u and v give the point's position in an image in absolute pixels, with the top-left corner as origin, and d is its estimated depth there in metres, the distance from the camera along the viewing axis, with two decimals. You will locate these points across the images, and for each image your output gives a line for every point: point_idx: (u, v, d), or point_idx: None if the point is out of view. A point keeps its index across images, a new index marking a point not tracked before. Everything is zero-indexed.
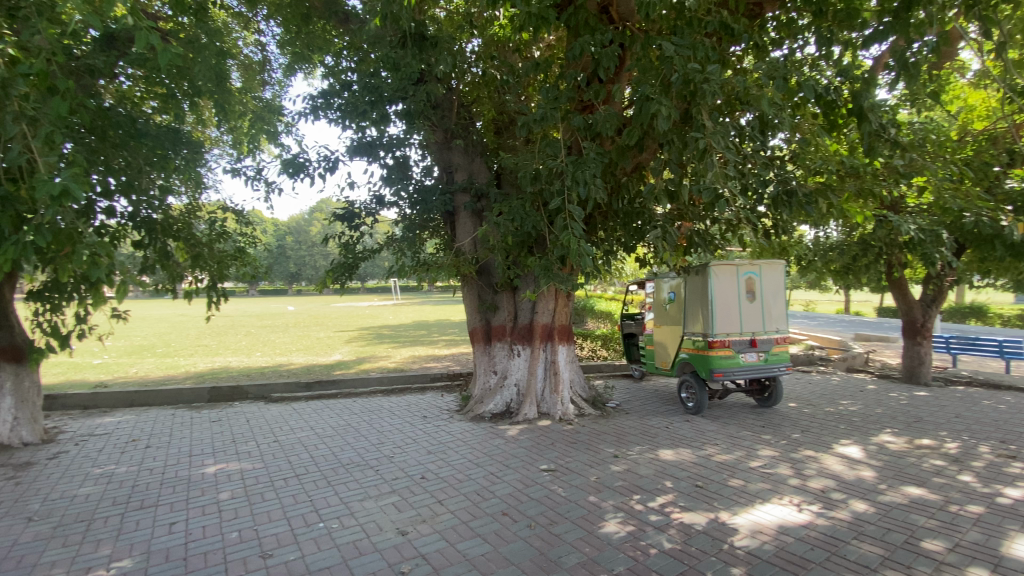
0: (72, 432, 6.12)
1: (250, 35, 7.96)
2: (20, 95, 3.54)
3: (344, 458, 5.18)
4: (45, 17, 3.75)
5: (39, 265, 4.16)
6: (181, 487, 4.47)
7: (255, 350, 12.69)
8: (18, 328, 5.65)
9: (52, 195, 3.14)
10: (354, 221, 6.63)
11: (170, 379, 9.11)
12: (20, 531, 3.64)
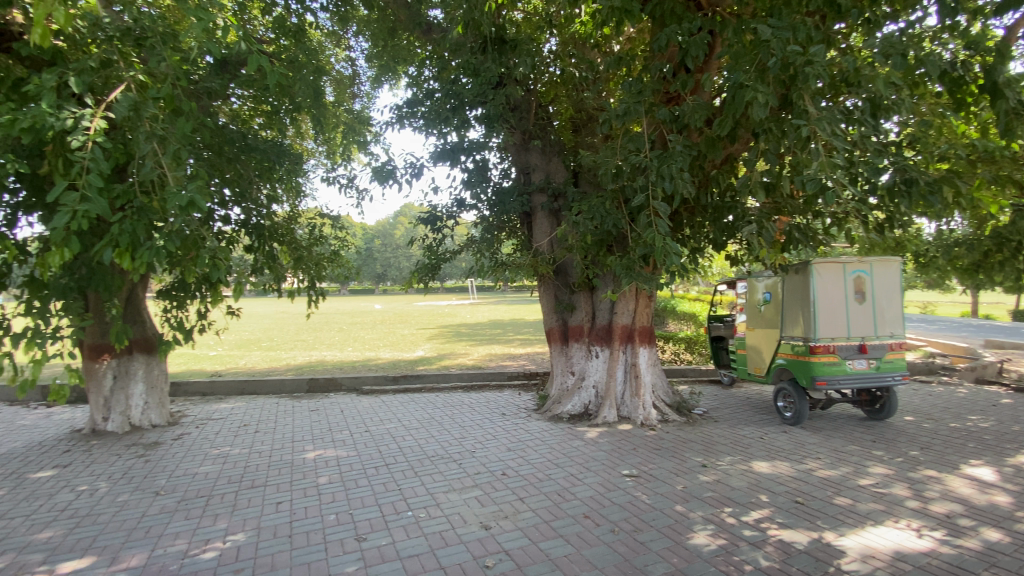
0: (194, 416, 6.89)
1: (342, 51, 8.51)
2: (151, 117, 4.00)
3: (429, 451, 5.38)
4: (169, 45, 4.20)
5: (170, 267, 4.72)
6: (285, 470, 4.87)
7: (346, 345, 13.57)
8: (148, 323, 6.43)
9: (181, 205, 3.55)
10: (437, 224, 6.86)
11: (274, 371, 9.98)
12: (155, 501, 4.15)
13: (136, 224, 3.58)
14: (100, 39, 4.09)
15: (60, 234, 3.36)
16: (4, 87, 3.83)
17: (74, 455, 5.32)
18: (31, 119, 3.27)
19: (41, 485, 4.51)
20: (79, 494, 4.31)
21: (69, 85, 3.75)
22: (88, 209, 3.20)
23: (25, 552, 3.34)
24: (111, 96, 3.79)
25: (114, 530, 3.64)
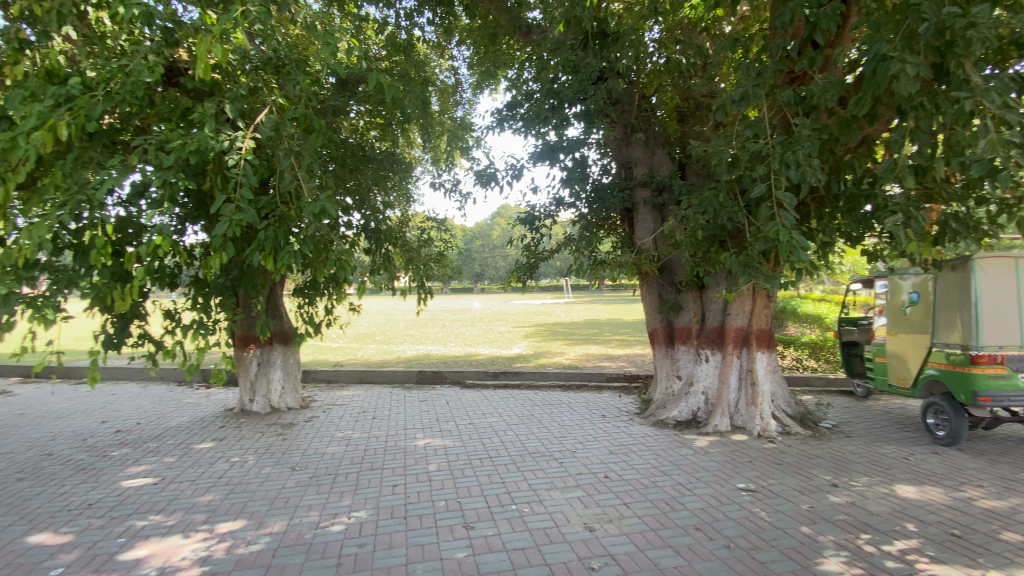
0: (321, 401, 7.67)
1: (445, 62, 8.91)
2: (289, 135, 4.49)
3: (530, 447, 5.45)
4: (301, 70, 4.70)
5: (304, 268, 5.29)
6: (399, 455, 5.23)
7: (449, 341, 14.22)
8: (285, 318, 7.22)
9: (315, 213, 3.96)
10: (535, 223, 6.91)
11: (386, 363, 10.77)
12: (291, 476, 4.67)
13: (277, 231, 4.05)
14: (248, 69, 4.69)
15: (219, 240, 3.90)
16: (178, 117, 4.53)
17: (228, 431, 6.18)
18: (198, 143, 3.83)
19: (204, 455, 5.29)
20: (232, 464, 4.98)
21: (225, 111, 4.33)
22: (241, 218, 3.68)
23: (193, 511, 3.92)
24: (258, 119, 4.31)
25: (260, 498, 4.15)
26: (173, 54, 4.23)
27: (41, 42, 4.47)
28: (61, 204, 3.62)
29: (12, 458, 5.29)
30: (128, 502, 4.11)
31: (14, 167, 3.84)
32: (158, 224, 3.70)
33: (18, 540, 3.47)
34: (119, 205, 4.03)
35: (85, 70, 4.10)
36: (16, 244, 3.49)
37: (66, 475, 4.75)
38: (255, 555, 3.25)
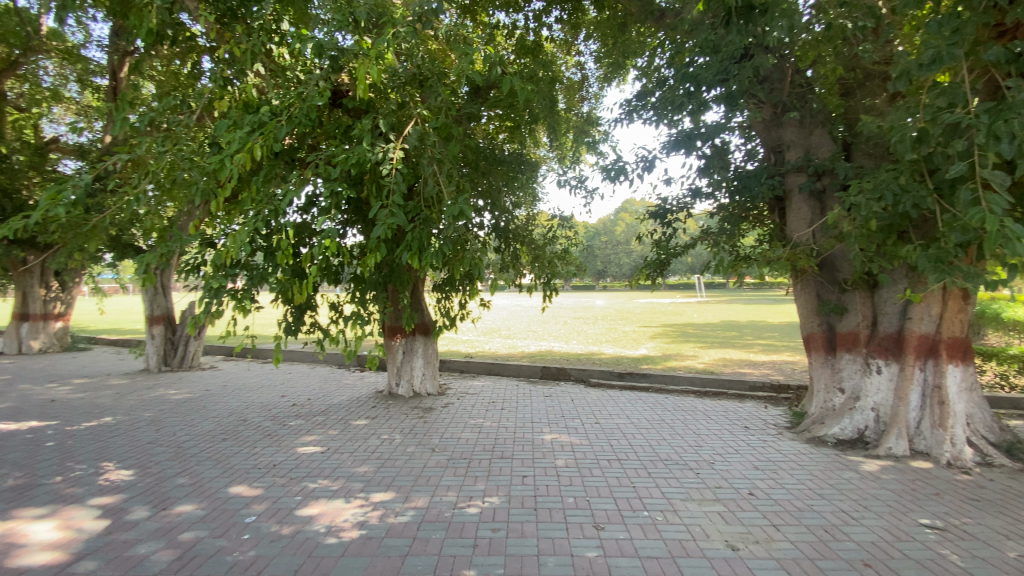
0: (456, 389, 8.22)
1: (572, 59, 8.87)
2: (432, 144, 4.83)
3: (662, 453, 5.22)
4: (442, 82, 5.04)
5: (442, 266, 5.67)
6: (529, 447, 5.37)
7: (573, 339, 14.21)
8: (425, 311, 7.81)
9: (454, 213, 4.19)
10: (667, 218, 6.47)
11: (512, 357, 11.12)
12: (431, 457, 5.05)
13: (421, 232, 4.39)
14: (397, 85, 5.14)
15: (374, 242, 4.36)
16: (341, 134, 5.14)
17: (378, 410, 6.92)
18: (358, 156, 4.28)
19: (359, 430, 5.98)
20: (382, 441, 5.55)
21: (379, 126, 4.77)
22: (394, 222, 4.05)
23: (351, 479, 4.44)
24: (406, 131, 4.68)
25: (405, 474, 4.57)
26: (338, 78, 4.78)
27: (241, 79, 5.39)
28: (255, 212, 4.33)
29: (220, 421, 6.52)
30: (302, 466, 4.81)
31: (223, 184, 4.68)
32: (326, 229, 4.26)
33: (225, 489, 4.25)
34: (297, 212, 4.70)
35: (271, 99, 4.83)
36: (225, 247, 4.26)
37: (257, 438, 5.72)
38: (403, 526, 3.58)
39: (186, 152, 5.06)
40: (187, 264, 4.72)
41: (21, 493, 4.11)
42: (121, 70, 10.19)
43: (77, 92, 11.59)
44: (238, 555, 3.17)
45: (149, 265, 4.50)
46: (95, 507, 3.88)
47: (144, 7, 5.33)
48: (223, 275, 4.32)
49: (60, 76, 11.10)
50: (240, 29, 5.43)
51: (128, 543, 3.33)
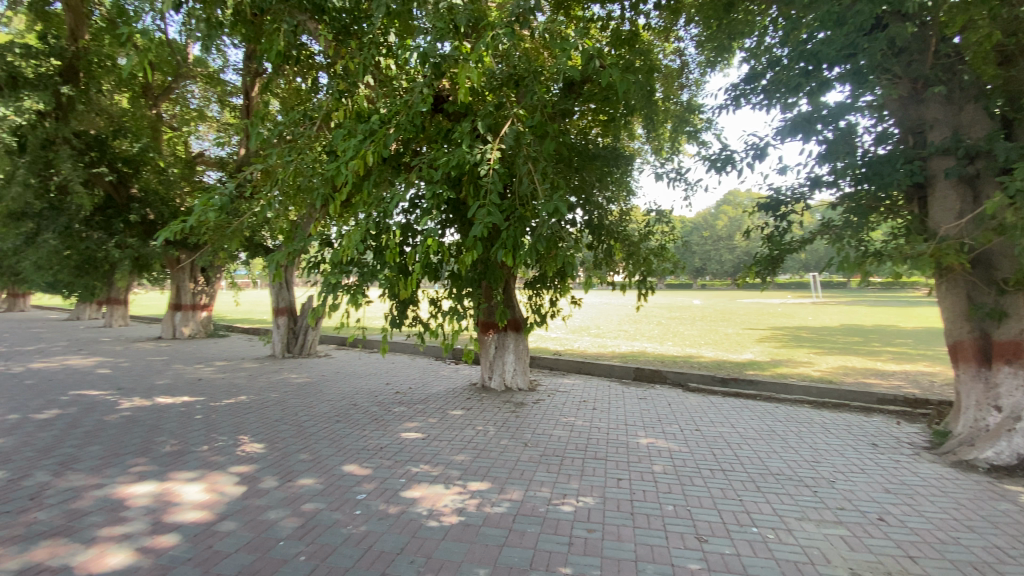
0: (547, 386, 8.27)
1: (670, 45, 8.47)
2: (529, 143, 4.87)
3: (772, 467, 4.83)
4: (538, 81, 5.04)
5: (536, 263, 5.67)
6: (623, 450, 5.25)
7: (668, 339, 13.64)
8: (517, 308, 7.91)
9: (551, 211, 4.20)
10: (782, 210, 5.83)
11: (603, 356, 10.94)
12: (524, 451, 5.13)
13: (516, 230, 4.42)
14: (495, 87, 5.24)
15: (472, 240, 4.49)
16: (442, 138, 5.37)
17: (473, 402, 7.17)
18: (458, 158, 4.40)
19: (456, 421, 6.24)
20: (477, 432, 5.73)
21: (478, 127, 4.88)
22: (491, 221, 4.11)
23: (450, 467, 4.65)
24: (503, 132, 4.76)
25: (500, 466, 4.68)
26: (439, 83, 4.95)
27: (353, 91, 5.82)
28: (367, 214, 4.67)
29: (334, 404, 7.17)
30: (405, 450, 5.13)
31: (338, 188, 5.10)
32: (428, 229, 4.46)
33: (339, 466, 4.66)
34: (402, 214, 4.99)
35: (380, 108, 5.15)
36: (342, 246, 4.66)
37: (366, 422, 6.19)
38: (499, 517, 3.68)
39: (308, 160, 5.58)
40: (309, 262, 5.23)
41: (179, 457, 4.82)
42: (252, 90, 11.54)
43: (218, 112, 13.29)
44: (351, 529, 3.46)
45: (279, 263, 5.05)
46: (235, 473, 4.44)
47: (274, 32, 5.96)
48: (339, 272, 4.73)
49: (205, 99, 12.79)
50: (353, 44, 5.87)
51: (261, 508, 3.77)
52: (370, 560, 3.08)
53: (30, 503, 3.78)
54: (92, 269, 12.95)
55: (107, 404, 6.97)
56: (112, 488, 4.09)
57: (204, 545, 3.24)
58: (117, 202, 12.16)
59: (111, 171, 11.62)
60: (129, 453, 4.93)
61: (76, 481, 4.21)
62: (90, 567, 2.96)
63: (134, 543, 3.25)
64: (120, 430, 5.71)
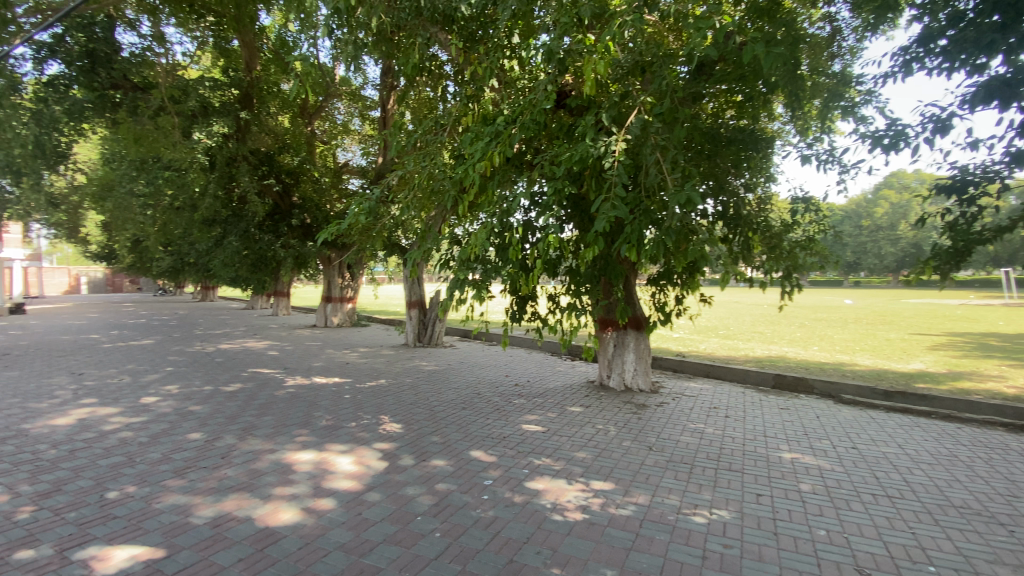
0: (670, 389, 7.87)
1: (819, 11, 7.48)
2: (656, 131, 4.61)
3: (956, 499, 4.05)
4: (668, 64, 4.72)
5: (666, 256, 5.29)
6: (762, 464, 4.79)
7: (812, 344, 12.18)
8: (638, 306, 7.61)
9: (682, 202, 3.94)
10: (969, 193, 4.03)
11: (734, 359, 10.11)
12: (648, 455, 4.93)
13: (642, 224, 4.20)
14: (620, 76, 5.03)
15: (595, 235, 4.36)
16: (564, 133, 5.32)
17: (592, 400, 7.09)
18: (582, 152, 4.29)
19: (576, 417, 6.22)
20: (598, 430, 5.65)
21: (603, 120, 4.73)
22: (615, 214, 3.90)
23: (572, 463, 4.64)
24: (629, 122, 4.58)
25: (623, 468, 4.56)
26: (564, 78, 4.84)
27: (480, 95, 6.03)
28: (492, 212, 4.79)
29: (460, 392, 7.59)
30: (527, 442, 5.24)
31: (466, 189, 5.31)
32: (549, 225, 4.43)
33: (466, 451, 4.91)
34: (524, 211, 5.06)
35: (504, 109, 5.23)
36: (469, 244, 4.84)
37: (489, 411, 6.45)
38: (625, 519, 3.59)
39: (440, 164, 5.92)
40: (439, 259, 5.54)
41: (332, 431, 5.47)
42: (388, 102, 12.63)
43: (360, 125, 14.77)
44: (480, 512, 3.62)
45: (413, 260, 5.42)
46: (377, 449, 4.92)
47: (409, 47, 6.43)
48: (466, 269, 4.93)
49: (349, 114, 14.30)
50: (480, 50, 6.10)
51: (400, 484, 4.12)
52: (498, 545, 3.20)
53: (223, 461, 4.56)
54: (264, 267, 15.26)
55: (276, 381, 8.15)
56: (282, 454, 4.77)
57: (354, 511, 3.63)
58: (282, 209, 14.16)
59: (277, 182, 13.55)
60: (293, 424, 5.71)
61: (256, 445, 4.99)
62: (268, 519, 3.49)
63: (300, 503, 3.75)
64: (286, 404, 6.65)
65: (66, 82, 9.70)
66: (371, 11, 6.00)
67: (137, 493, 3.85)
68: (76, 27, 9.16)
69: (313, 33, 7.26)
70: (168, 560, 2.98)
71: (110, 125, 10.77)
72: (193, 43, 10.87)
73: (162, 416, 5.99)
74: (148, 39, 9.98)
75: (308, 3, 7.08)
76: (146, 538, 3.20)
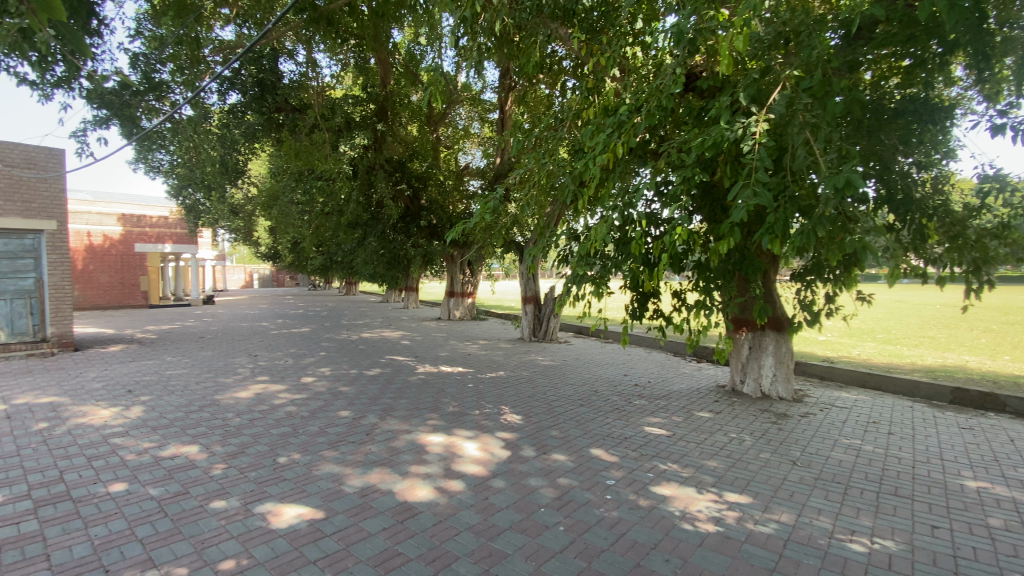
0: (817, 398, 7.01)
1: None
2: (804, 108, 4.09)
3: None
4: (819, 30, 4.14)
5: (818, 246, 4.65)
6: (938, 491, 4.05)
7: (1005, 353, 10.04)
8: (778, 305, 6.91)
9: (837, 186, 3.46)
10: None
11: (896, 368, 8.71)
12: (791, 470, 4.44)
13: (787, 212, 3.78)
14: (761, 51, 4.46)
15: (729, 226, 4.01)
16: (694, 118, 4.95)
17: (723, 406, 6.58)
18: (715, 137, 3.94)
19: (704, 423, 5.83)
20: (731, 439, 5.23)
21: (739, 100, 4.31)
22: (757, 202, 3.52)
23: (702, 471, 4.35)
24: (772, 100, 4.12)
25: (762, 482, 4.16)
26: (694, 58, 4.47)
27: (601, 86, 5.90)
28: (612, 205, 4.61)
29: (578, 389, 7.56)
30: (651, 445, 5.03)
31: (586, 182, 5.20)
32: (677, 217, 4.16)
33: (587, 449, 4.86)
34: (649, 202, 4.82)
35: (627, 97, 5.00)
36: (588, 238, 4.71)
37: (609, 410, 6.32)
38: (766, 537, 3.27)
39: (559, 160, 5.86)
40: (558, 256, 5.50)
41: (458, 418, 5.77)
42: (506, 103, 12.97)
43: (479, 128, 15.41)
44: (604, 512, 3.55)
45: (532, 256, 5.45)
46: (501, 438, 5.08)
47: (530, 46, 6.53)
48: (586, 264, 4.83)
49: (469, 118, 14.98)
50: (601, 40, 5.96)
51: (523, 474, 4.21)
52: (624, 547, 3.11)
53: (367, 438, 5.06)
54: (396, 264, 16.67)
55: (407, 368, 8.85)
56: (415, 435, 5.15)
57: (481, 496, 3.79)
58: (411, 211, 15.28)
59: (407, 187, 14.64)
60: (424, 408, 6.14)
61: (393, 425, 5.46)
62: (406, 494, 3.78)
63: (433, 483, 4.01)
64: (417, 390, 7.18)
65: (242, 109, 11.21)
66: (494, 16, 6.16)
67: (300, 460, 4.43)
68: (250, 61, 10.61)
69: (439, 43, 7.68)
70: (326, 521, 3.37)
71: (275, 143, 12.50)
72: (339, 65, 12.16)
73: (317, 394, 6.83)
74: (303, 65, 11.39)
75: (434, 17, 7.50)
76: (308, 501, 3.66)
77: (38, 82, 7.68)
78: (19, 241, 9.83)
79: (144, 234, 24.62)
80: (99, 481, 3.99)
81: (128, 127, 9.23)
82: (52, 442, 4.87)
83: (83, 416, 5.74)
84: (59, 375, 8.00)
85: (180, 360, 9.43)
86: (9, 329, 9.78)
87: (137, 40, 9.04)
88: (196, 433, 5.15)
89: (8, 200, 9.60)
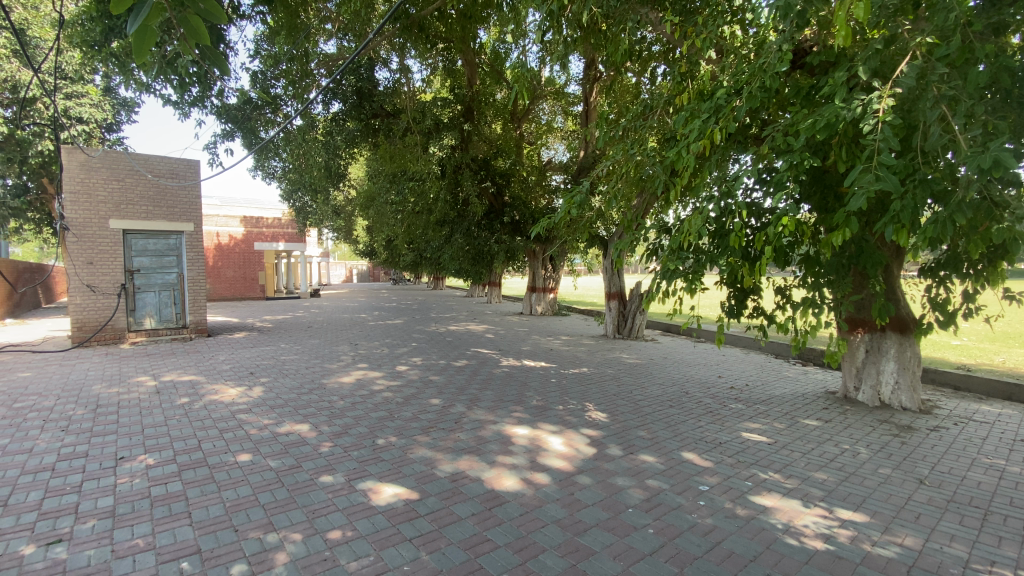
0: (949, 411, 6.13)
1: None
2: (938, 79, 3.56)
3: None
4: None
5: (963, 236, 4.03)
6: None
7: None
8: (903, 303, 6.17)
9: (983, 167, 2.98)
10: None
11: None
12: (915, 488, 3.94)
13: (918, 198, 3.35)
14: (885, 18, 3.85)
15: (843, 216, 3.64)
16: (803, 97, 4.53)
17: (832, 414, 5.99)
18: (829, 117, 3.59)
19: (810, 431, 5.34)
20: (843, 451, 4.75)
21: (858, 74, 3.87)
22: (879, 188, 3.15)
23: (809, 483, 4.00)
24: (898, 71, 3.62)
25: (881, 500, 3.73)
26: (803, 32, 4.06)
27: (695, 69, 5.61)
28: (709, 195, 4.35)
29: (666, 388, 7.29)
30: (749, 452, 4.71)
31: (679, 171, 4.95)
32: (784, 205, 3.79)
33: (678, 452, 4.66)
34: (750, 190, 4.51)
35: (725, 80, 4.68)
36: (681, 231, 4.47)
37: (701, 413, 6.00)
38: (886, 561, 2.93)
39: (649, 149, 5.55)
40: (647, 250, 5.26)
41: (543, 412, 5.82)
42: (590, 95, 12.77)
43: (562, 121, 15.54)
44: (697, 518, 3.40)
45: (619, 250, 5.30)
46: (586, 435, 5.03)
47: (618, 34, 6.35)
48: (677, 258, 4.55)
49: (552, 113, 15.16)
50: (695, 21, 5.60)
51: (610, 473, 4.14)
52: (720, 557, 2.95)
53: (456, 426, 5.26)
54: (482, 260, 17.15)
55: (493, 361, 9.09)
56: (501, 426, 5.26)
57: (567, 490, 3.79)
58: (495, 208, 15.51)
59: (492, 184, 14.87)
60: (509, 400, 6.26)
61: (480, 415, 5.64)
62: (494, 483, 3.89)
63: (519, 473, 4.09)
64: (502, 382, 7.33)
65: (343, 117, 12.24)
66: (581, 6, 6.04)
67: (396, 443, 4.72)
68: (349, 71, 11.27)
69: (524, 40, 7.72)
70: (421, 503, 3.56)
71: (372, 147, 13.33)
72: (428, 69, 12.64)
73: (410, 382, 7.23)
74: (396, 72, 12.01)
75: (520, 14, 7.56)
76: (403, 481, 3.89)
77: (179, 102, 8.85)
78: (166, 240, 11.40)
79: (262, 234, 27.40)
80: (229, 450, 4.54)
81: (249, 137, 10.41)
82: (192, 415, 5.62)
83: (215, 393, 6.56)
84: (196, 357, 9.21)
85: (292, 346, 10.45)
86: (158, 317, 11.42)
87: (257, 59, 10.07)
88: (306, 413, 5.66)
89: (157, 206, 11.15)
